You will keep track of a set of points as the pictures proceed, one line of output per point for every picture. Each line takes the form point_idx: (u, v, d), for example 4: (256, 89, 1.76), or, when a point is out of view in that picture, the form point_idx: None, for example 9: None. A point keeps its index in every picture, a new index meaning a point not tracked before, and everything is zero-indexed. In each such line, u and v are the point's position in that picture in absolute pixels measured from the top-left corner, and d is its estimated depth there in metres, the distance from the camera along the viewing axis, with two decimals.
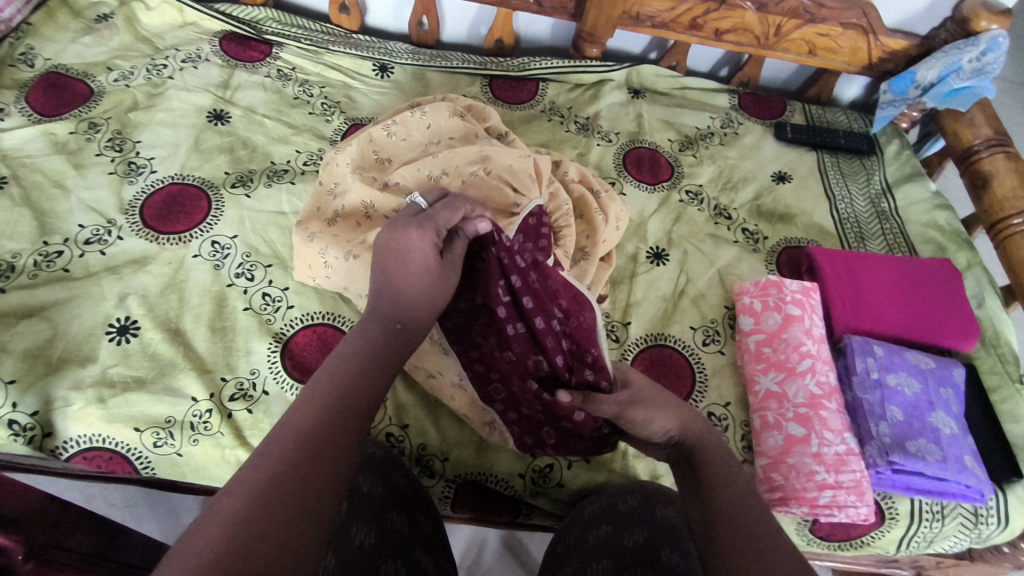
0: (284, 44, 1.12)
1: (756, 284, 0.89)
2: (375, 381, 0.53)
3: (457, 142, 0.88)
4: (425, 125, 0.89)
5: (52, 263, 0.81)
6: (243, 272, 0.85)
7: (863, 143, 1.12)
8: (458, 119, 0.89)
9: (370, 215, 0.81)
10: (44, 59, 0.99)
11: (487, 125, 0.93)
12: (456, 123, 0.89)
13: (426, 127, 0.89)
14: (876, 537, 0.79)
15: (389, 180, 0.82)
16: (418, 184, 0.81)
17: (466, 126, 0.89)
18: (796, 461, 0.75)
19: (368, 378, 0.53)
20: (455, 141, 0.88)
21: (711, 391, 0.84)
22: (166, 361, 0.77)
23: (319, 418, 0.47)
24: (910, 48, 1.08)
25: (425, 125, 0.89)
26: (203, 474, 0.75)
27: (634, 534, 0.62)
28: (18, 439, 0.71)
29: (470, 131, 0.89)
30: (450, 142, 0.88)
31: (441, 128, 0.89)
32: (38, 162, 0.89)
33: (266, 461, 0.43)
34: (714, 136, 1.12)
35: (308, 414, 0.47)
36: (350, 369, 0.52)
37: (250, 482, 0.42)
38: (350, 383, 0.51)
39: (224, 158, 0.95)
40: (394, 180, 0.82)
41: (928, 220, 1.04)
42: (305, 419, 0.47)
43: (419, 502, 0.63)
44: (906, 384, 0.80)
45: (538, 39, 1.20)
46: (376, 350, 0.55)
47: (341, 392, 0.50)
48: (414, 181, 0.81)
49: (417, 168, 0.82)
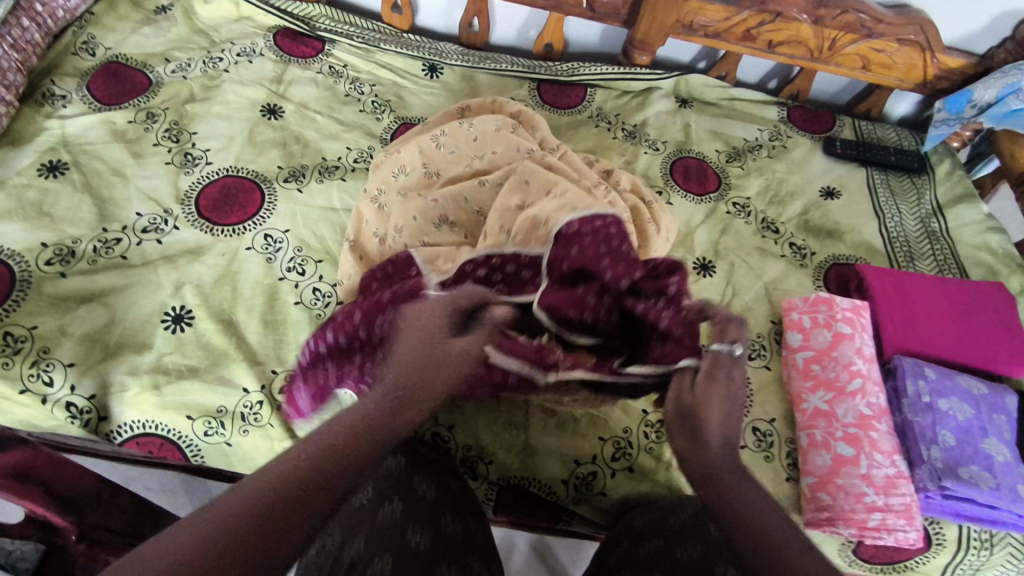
0: (336, 42, 1.12)
1: (806, 300, 0.88)
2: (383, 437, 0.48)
3: (500, 158, 0.83)
4: (473, 138, 0.85)
5: (110, 250, 0.83)
6: (294, 266, 0.86)
7: (913, 162, 1.10)
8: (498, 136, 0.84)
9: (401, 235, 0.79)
10: (105, 49, 1.01)
11: (538, 138, 0.89)
12: (505, 135, 0.84)
13: (474, 139, 0.85)
14: (921, 562, 0.78)
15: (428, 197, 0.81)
16: (458, 213, 0.80)
17: (516, 136, 0.84)
18: (845, 481, 0.74)
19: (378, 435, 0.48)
20: (498, 157, 0.83)
21: (756, 406, 0.84)
22: (220, 351, 0.78)
23: (325, 446, 0.44)
24: (967, 68, 1.06)
25: (473, 137, 0.85)
26: (251, 464, 0.76)
27: (686, 548, 0.61)
28: (75, 422, 0.72)
29: (515, 145, 0.83)
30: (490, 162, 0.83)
31: (487, 142, 0.84)
32: (98, 149, 0.91)
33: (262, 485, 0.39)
34: (762, 148, 1.11)
35: (237, 509, 0.37)
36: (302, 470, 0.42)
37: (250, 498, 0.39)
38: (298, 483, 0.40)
39: (277, 153, 0.96)
40: (430, 199, 0.80)
41: (980, 243, 1.03)
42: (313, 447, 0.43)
43: (470, 507, 0.64)
44: (958, 409, 0.78)
45: (586, 45, 1.20)
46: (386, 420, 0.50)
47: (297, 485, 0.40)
48: (452, 207, 0.80)
49: (462, 198, 0.81)
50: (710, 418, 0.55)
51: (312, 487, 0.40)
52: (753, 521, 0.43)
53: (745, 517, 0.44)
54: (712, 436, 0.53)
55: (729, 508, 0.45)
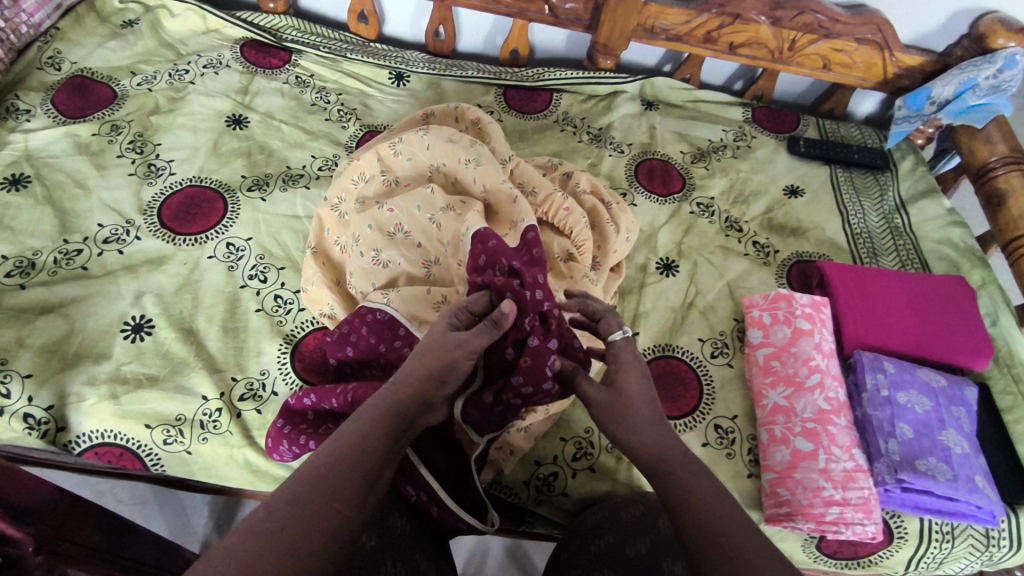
0: (303, 52, 1.13)
1: (766, 297, 0.89)
2: (389, 439, 0.50)
3: (453, 170, 0.82)
4: (427, 145, 0.82)
5: (71, 261, 0.83)
6: (256, 273, 0.86)
7: (877, 159, 1.12)
8: (451, 149, 0.81)
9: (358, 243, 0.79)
10: (71, 63, 1.02)
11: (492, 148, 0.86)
12: (457, 144, 0.81)
13: (428, 147, 0.82)
14: (884, 556, 0.78)
15: (382, 205, 0.80)
16: (412, 222, 0.79)
17: (467, 146, 0.81)
18: (803, 476, 0.75)
19: (383, 437, 0.50)
20: (451, 169, 0.82)
21: (718, 403, 0.84)
22: (179, 359, 0.78)
23: (330, 463, 0.47)
24: (926, 65, 1.07)
25: (427, 145, 0.82)
26: (211, 471, 0.76)
27: (636, 544, 0.61)
28: (33, 432, 0.72)
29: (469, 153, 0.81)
30: (445, 174, 0.82)
31: (443, 149, 0.82)
32: (61, 162, 0.92)
33: (275, 511, 0.43)
34: (726, 149, 1.12)
35: (258, 538, 0.42)
36: (313, 503, 0.44)
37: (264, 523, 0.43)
38: (315, 530, 0.43)
39: (241, 162, 0.97)
40: (386, 208, 0.79)
41: (943, 237, 1.04)
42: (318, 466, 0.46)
43: (426, 522, 0.66)
44: (916, 402, 0.79)
45: (552, 51, 1.22)
46: (390, 418, 0.52)
47: (312, 533, 0.43)
48: (406, 217, 0.79)
49: (416, 206, 0.79)
50: (637, 404, 0.54)
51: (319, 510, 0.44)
52: (702, 508, 0.46)
53: (696, 507, 0.46)
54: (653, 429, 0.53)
55: (689, 502, 0.47)
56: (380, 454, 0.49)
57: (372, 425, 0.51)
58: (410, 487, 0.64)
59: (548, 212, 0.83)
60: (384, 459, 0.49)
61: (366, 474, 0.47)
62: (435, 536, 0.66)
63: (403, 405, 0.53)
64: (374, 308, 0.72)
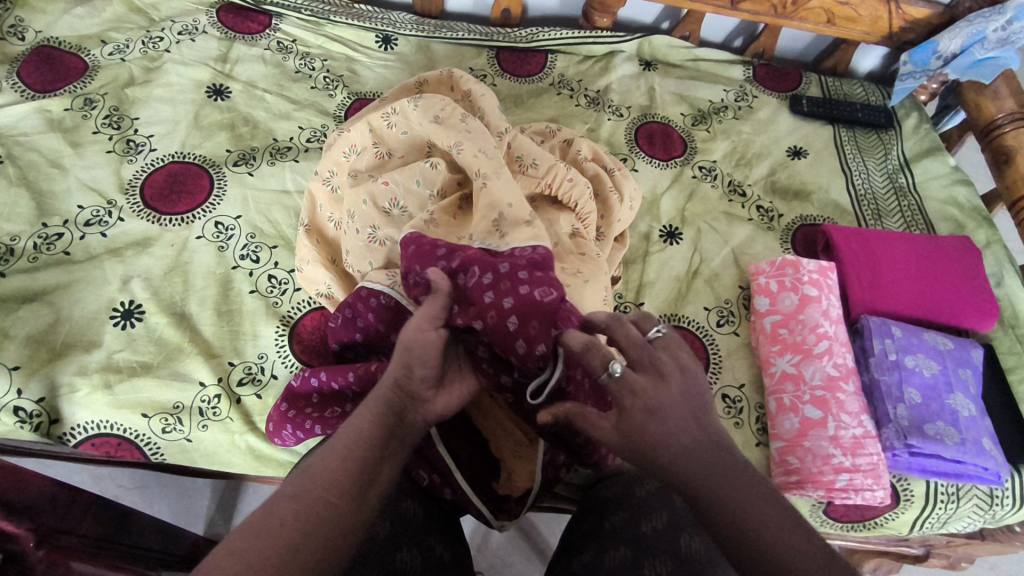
0: (284, 16, 1.07)
1: (773, 263, 0.87)
2: (380, 438, 0.49)
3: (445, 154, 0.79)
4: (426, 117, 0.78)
5: (52, 246, 0.79)
6: (248, 253, 0.83)
7: (881, 117, 1.09)
8: (438, 126, 0.76)
9: (353, 219, 0.76)
10: (35, 32, 0.96)
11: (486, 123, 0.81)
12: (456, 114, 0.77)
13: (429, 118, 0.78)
14: (890, 518, 0.79)
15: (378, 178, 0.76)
16: (407, 198, 0.76)
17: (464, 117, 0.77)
18: (813, 444, 0.74)
19: (374, 437, 0.49)
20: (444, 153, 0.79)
21: (725, 372, 0.83)
22: (173, 345, 0.75)
23: (331, 471, 0.46)
24: (932, 17, 1.04)
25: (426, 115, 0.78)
26: (213, 458, 0.74)
27: (651, 521, 0.60)
28: (24, 426, 0.70)
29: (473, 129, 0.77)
30: (441, 151, 0.79)
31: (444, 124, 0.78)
32: (33, 140, 0.87)
33: (276, 519, 0.43)
34: (728, 110, 1.09)
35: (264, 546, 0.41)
36: (310, 497, 0.44)
37: (265, 530, 0.42)
38: (314, 525, 0.43)
39: (225, 135, 0.92)
40: (382, 181, 0.76)
41: (947, 197, 1.02)
42: (316, 473, 0.46)
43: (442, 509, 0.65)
44: (924, 366, 0.78)
45: (546, 10, 1.16)
46: (377, 416, 0.50)
47: (310, 531, 0.43)
48: (403, 195, 0.75)
49: (414, 180, 0.76)
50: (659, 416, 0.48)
51: (319, 517, 0.44)
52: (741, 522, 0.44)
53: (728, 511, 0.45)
54: (677, 440, 0.47)
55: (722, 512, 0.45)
56: (374, 455, 0.48)
57: (361, 424, 0.49)
58: (423, 470, 0.64)
59: (552, 183, 0.78)
60: (379, 454, 0.48)
61: (357, 475, 0.46)
62: (449, 518, 0.65)
63: (397, 398, 0.51)
64: (378, 292, 0.68)
